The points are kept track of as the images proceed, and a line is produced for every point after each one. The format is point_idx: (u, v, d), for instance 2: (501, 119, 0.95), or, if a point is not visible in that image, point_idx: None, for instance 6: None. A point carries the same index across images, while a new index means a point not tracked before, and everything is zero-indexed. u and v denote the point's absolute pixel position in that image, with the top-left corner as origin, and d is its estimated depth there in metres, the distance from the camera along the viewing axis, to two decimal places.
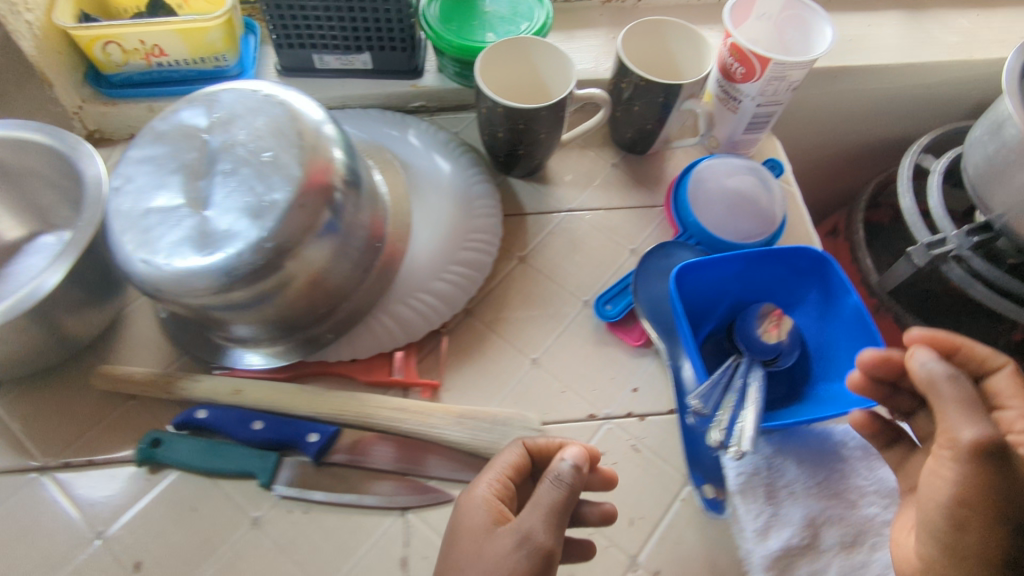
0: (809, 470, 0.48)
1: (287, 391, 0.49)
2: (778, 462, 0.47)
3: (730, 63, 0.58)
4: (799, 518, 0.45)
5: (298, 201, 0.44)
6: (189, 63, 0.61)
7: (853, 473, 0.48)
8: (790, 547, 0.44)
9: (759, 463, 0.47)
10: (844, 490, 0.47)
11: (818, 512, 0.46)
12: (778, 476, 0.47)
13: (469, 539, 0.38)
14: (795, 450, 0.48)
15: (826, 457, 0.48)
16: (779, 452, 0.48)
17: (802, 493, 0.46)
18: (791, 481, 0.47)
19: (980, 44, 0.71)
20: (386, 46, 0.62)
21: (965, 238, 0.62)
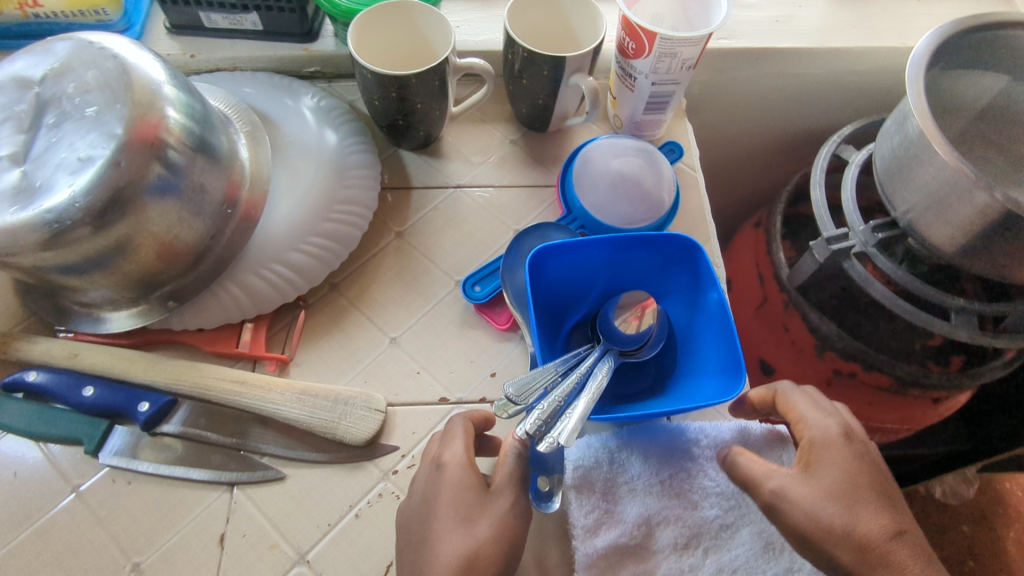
0: (655, 467, 0.46)
1: (126, 358, 0.48)
2: (623, 458, 0.46)
3: (623, 38, 0.55)
4: (633, 516, 0.44)
5: (115, 158, 0.42)
6: (67, 16, 0.59)
7: (699, 471, 0.46)
8: (616, 545, 0.43)
9: (602, 458, 0.46)
10: (687, 489, 0.45)
11: (654, 510, 0.45)
12: (620, 472, 0.46)
13: (453, 499, 0.39)
14: (645, 445, 0.47)
15: (676, 453, 0.47)
16: (627, 446, 0.47)
17: (641, 491, 0.45)
18: (633, 478, 0.46)
19: (912, 31, 0.67)
20: (273, 7, 0.60)
21: (867, 233, 0.59)
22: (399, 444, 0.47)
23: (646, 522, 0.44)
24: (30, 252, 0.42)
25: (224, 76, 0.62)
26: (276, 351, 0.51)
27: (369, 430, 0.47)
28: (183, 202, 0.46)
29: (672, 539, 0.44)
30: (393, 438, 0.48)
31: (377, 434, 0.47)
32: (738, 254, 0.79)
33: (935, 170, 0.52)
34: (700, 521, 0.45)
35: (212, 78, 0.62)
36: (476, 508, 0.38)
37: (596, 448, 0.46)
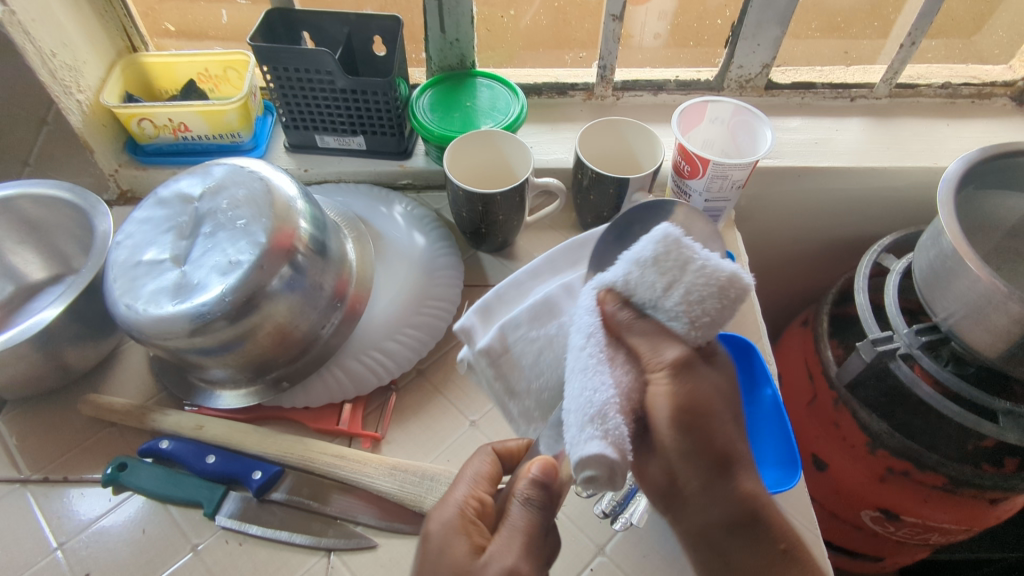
0: (701, 300, 0.35)
1: (242, 431, 0.55)
2: (666, 281, 0.36)
3: (679, 161, 0.63)
4: (629, 287, 0.37)
5: (259, 262, 0.51)
6: (209, 138, 0.71)
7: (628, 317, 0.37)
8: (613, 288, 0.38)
9: (665, 250, 0.35)
10: (637, 325, 0.37)
11: (621, 277, 0.37)
12: (651, 268, 0.36)
13: (451, 559, 0.38)
14: (710, 272, 0.34)
15: (726, 304, 0.35)
16: (674, 268, 0.35)
17: (643, 302, 0.37)
18: (661, 303, 0.37)
19: (942, 152, 0.74)
20: (379, 132, 0.71)
21: (910, 336, 0.63)
22: None
23: (675, 246, 0.35)
24: (180, 338, 0.50)
25: (332, 188, 0.73)
26: (369, 429, 0.57)
27: None
28: (302, 295, 0.54)
29: (602, 351, 0.37)
30: None
31: None
32: (786, 352, 0.82)
33: (968, 281, 0.57)
34: (605, 381, 0.35)
35: (322, 189, 0.72)
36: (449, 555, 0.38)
37: (664, 239, 0.35)
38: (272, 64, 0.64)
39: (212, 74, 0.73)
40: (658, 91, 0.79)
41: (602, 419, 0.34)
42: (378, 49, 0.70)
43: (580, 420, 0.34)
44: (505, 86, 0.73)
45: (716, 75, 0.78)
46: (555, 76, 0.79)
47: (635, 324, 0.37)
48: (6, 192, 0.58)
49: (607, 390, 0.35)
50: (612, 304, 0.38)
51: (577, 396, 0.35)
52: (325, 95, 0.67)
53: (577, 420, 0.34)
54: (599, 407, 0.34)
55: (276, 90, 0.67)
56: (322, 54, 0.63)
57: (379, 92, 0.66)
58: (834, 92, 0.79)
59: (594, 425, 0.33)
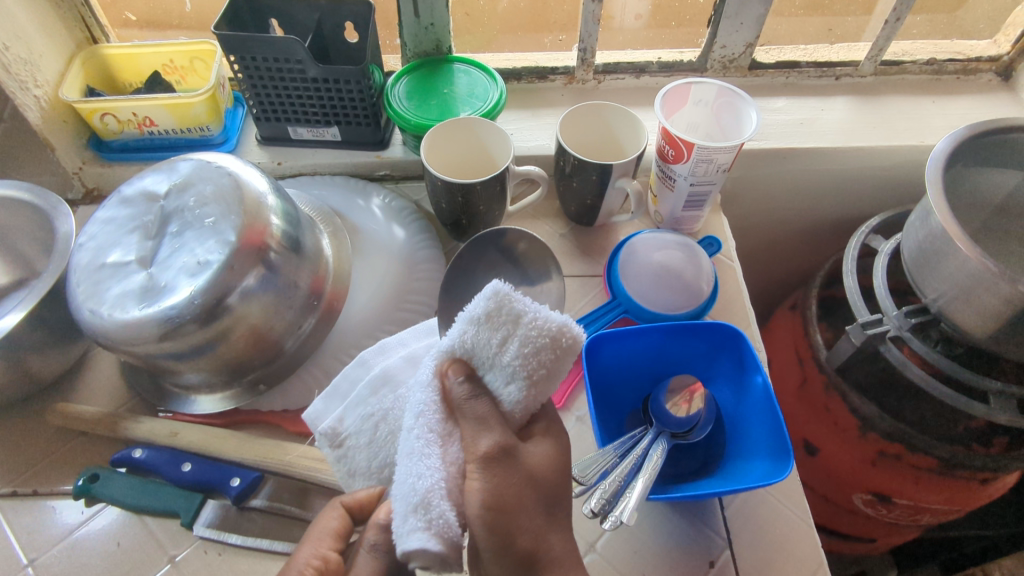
0: (534, 361, 0.33)
1: (219, 436, 0.53)
2: (500, 342, 0.34)
3: (663, 145, 0.62)
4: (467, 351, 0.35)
5: (229, 261, 0.49)
6: (177, 132, 0.68)
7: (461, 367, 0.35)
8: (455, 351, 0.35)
9: (490, 310, 0.33)
10: (477, 399, 0.34)
11: (456, 340, 0.35)
12: (484, 327, 0.34)
13: None
14: (537, 327, 0.33)
15: (553, 363, 0.33)
16: (506, 327, 0.33)
17: (480, 365, 0.35)
18: (497, 366, 0.34)
19: (928, 130, 0.73)
20: (353, 122, 0.69)
21: (900, 318, 0.62)
22: None
23: (505, 304, 0.33)
24: (148, 343, 0.48)
25: (308, 181, 0.71)
26: None
27: None
28: (277, 295, 0.52)
29: (432, 429, 0.34)
30: None
31: None
32: (775, 337, 0.81)
33: (957, 263, 0.56)
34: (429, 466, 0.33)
35: (297, 182, 0.70)
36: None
37: (491, 299, 0.33)
38: (239, 54, 0.62)
39: (177, 65, 0.70)
40: (641, 73, 0.77)
41: (425, 507, 0.32)
42: (351, 35, 0.67)
43: (403, 509, 0.32)
44: (483, 71, 0.71)
45: (699, 56, 0.76)
46: (535, 60, 0.77)
47: (474, 397, 0.34)
48: None
49: (432, 474, 0.33)
50: (453, 375, 0.35)
51: (403, 480, 0.33)
52: (295, 85, 0.65)
53: (402, 507, 0.32)
54: (422, 493, 0.32)
55: (244, 80, 0.65)
56: (290, 42, 0.60)
57: (352, 80, 0.64)
58: (819, 70, 0.78)
59: (417, 515, 0.31)
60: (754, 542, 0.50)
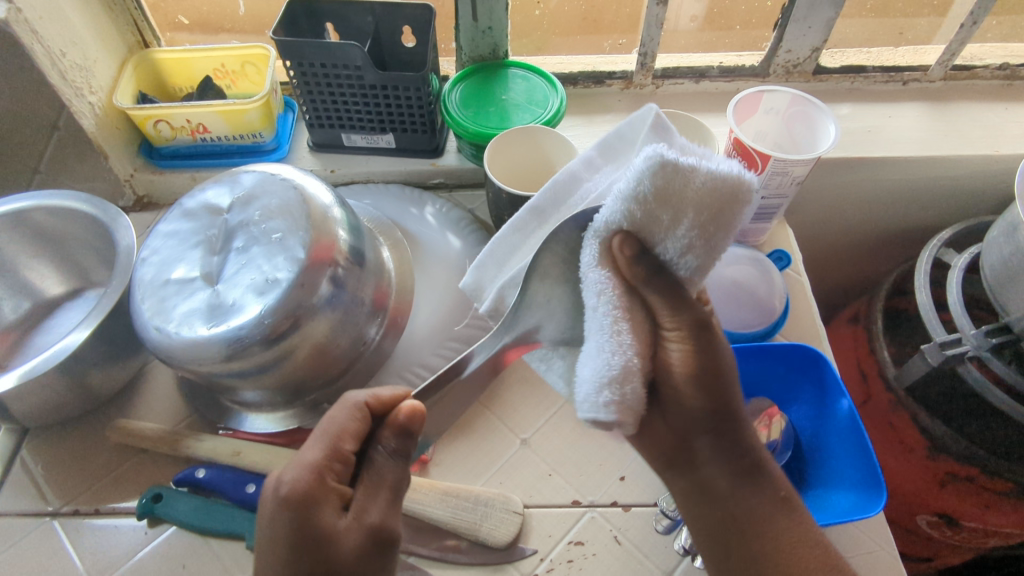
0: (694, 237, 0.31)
1: (283, 456, 0.51)
2: (661, 211, 0.32)
3: (735, 156, 0.59)
4: (623, 216, 0.33)
5: (299, 279, 0.47)
6: (229, 138, 0.67)
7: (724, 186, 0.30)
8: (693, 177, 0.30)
9: (667, 169, 0.30)
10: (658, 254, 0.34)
11: (620, 215, 0.33)
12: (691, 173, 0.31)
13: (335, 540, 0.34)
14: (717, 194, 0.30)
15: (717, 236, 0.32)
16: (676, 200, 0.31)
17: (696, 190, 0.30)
18: (658, 231, 0.33)
19: (1004, 139, 0.70)
20: (409, 129, 0.67)
21: (979, 337, 0.60)
22: (536, 547, 0.49)
23: (669, 169, 0.30)
24: (217, 362, 0.47)
25: (360, 189, 0.69)
26: None
27: (509, 532, 0.48)
28: (342, 311, 0.51)
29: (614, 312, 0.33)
30: (530, 541, 0.49)
31: (516, 536, 0.49)
32: (836, 350, 0.78)
33: None
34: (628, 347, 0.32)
35: (353, 190, 0.69)
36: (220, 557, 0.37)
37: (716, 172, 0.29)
38: (296, 59, 0.60)
39: (228, 69, 0.69)
40: (701, 78, 0.74)
41: (621, 382, 0.31)
42: (406, 40, 0.65)
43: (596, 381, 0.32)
44: (541, 77, 0.69)
45: (762, 60, 0.74)
46: (592, 64, 0.74)
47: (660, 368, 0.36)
48: (16, 205, 0.54)
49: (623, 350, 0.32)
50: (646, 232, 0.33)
51: (590, 360, 0.32)
52: (353, 91, 0.63)
53: (590, 379, 0.32)
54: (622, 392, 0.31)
55: (299, 86, 0.63)
56: (350, 47, 0.59)
57: (411, 86, 0.62)
58: (886, 75, 0.75)
59: (604, 386, 0.31)
60: None
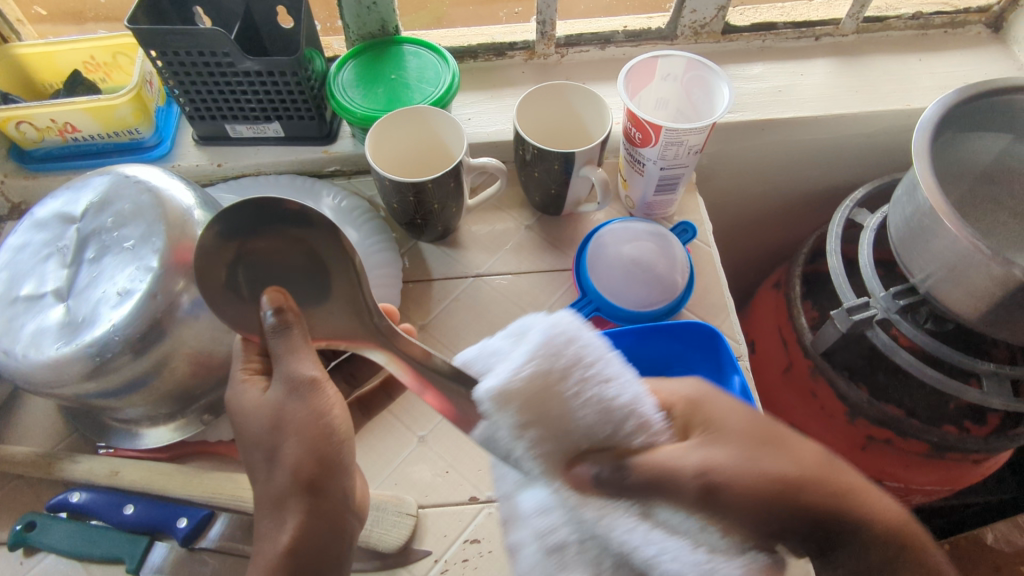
0: (603, 393, 0.32)
1: (162, 473, 0.49)
2: (560, 404, 0.32)
3: (629, 128, 0.57)
4: (531, 434, 0.32)
5: (152, 290, 0.44)
6: (103, 137, 0.63)
7: (549, 352, 0.32)
8: (528, 370, 0.32)
9: (548, 352, 0.32)
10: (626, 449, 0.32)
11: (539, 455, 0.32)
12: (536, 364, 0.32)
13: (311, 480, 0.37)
14: (579, 353, 0.32)
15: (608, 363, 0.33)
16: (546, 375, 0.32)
17: (562, 383, 0.32)
18: (570, 414, 0.32)
19: (917, 93, 0.69)
20: (295, 117, 0.63)
21: (886, 300, 0.59)
22: (430, 549, 0.48)
23: (552, 347, 0.32)
24: (73, 384, 0.44)
25: (249, 182, 0.66)
26: None
27: (401, 537, 0.47)
28: (215, 317, 0.48)
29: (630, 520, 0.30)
30: (424, 543, 0.48)
31: (408, 540, 0.47)
32: (757, 317, 0.78)
33: (945, 242, 0.52)
34: (684, 541, 0.30)
35: (236, 184, 0.65)
36: (262, 406, 0.39)
37: (553, 337, 0.32)
38: (159, 48, 0.56)
39: (100, 61, 0.64)
40: (606, 44, 0.71)
41: None
42: (284, 20, 0.61)
43: None
44: (433, 53, 0.65)
45: (668, 22, 0.71)
46: (490, 35, 0.71)
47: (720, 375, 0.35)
48: None
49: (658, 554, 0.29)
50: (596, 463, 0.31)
51: None
52: (227, 79, 0.59)
53: None
54: None
55: (169, 76, 0.59)
56: (214, 32, 0.55)
57: (287, 71, 0.58)
58: (797, 31, 0.72)
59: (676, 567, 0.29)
60: None
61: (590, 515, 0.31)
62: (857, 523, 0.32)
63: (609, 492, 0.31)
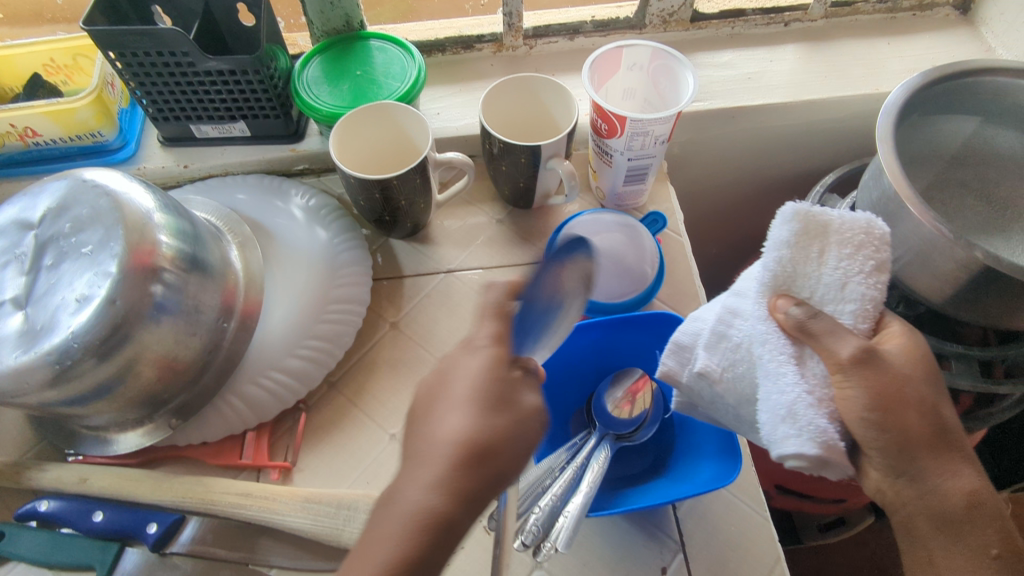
0: (868, 262, 0.38)
1: (131, 478, 0.49)
2: (797, 270, 0.39)
3: (596, 120, 0.56)
4: (766, 304, 0.40)
5: (111, 296, 0.44)
6: (65, 141, 0.62)
7: (813, 216, 0.39)
8: (787, 235, 0.39)
9: (807, 218, 0.39)
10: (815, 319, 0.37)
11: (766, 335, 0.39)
12: (792, 239, 0.39)
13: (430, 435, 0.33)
14: (851, 227, 0.38)
15: (830, 235, 0.39)
16: (818, 232, 0.39)
17: (809, 246, 0.39)
18: (814, 281, 0.39)
19: (885, 77, 0.69)
20: (260, 115, 0.63)
21: None
22: None
23: (812, 213, 0.39)
24: (34, 392, 0.44)
25: (215, 183, 0.64)
26: (278, 459, 0.52)
27: None
28: (179, 321, 0.48)
29: (799, 377, 0.37)
30: None
31: None
32: None
33: (910, 226, 0.52)
34: (806, 385, 0.37)
35: (202, 185, 0.64)
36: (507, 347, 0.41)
37: (784, 219, 0.39)
38: (117, 50, 0.55)
39: (60, 64, 0.63)
40: (575, 34, 0.70)
41: (794, 418, 0.36)
42: (245, 17, 0.60)
43: (772, 420, 0.37)
44: (398, 47, 0.64)
45: (636, 11, 0.70)
46: (457, 27, 0.70)
47: (816, 316, 0.38)
48: None
49: (795, 388, 0.37)
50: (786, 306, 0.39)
51: (784, 425, 0.36)
52: (189, 79, 0.58)
53: (770, 419, 0.37)
54: (805, 424, 0.36)
55: (129, 78, 0.58)
56: (172, 32, 0.54)
57: (249, 69, 0.57)
58: (766, 17, 0.72)
59: (789, 424, 0.36)
60: (710, 542, 0.48)
61: (781, 376, 0.37)
62: (918, 440, 0.37)
63: (802, 332, 0.38)
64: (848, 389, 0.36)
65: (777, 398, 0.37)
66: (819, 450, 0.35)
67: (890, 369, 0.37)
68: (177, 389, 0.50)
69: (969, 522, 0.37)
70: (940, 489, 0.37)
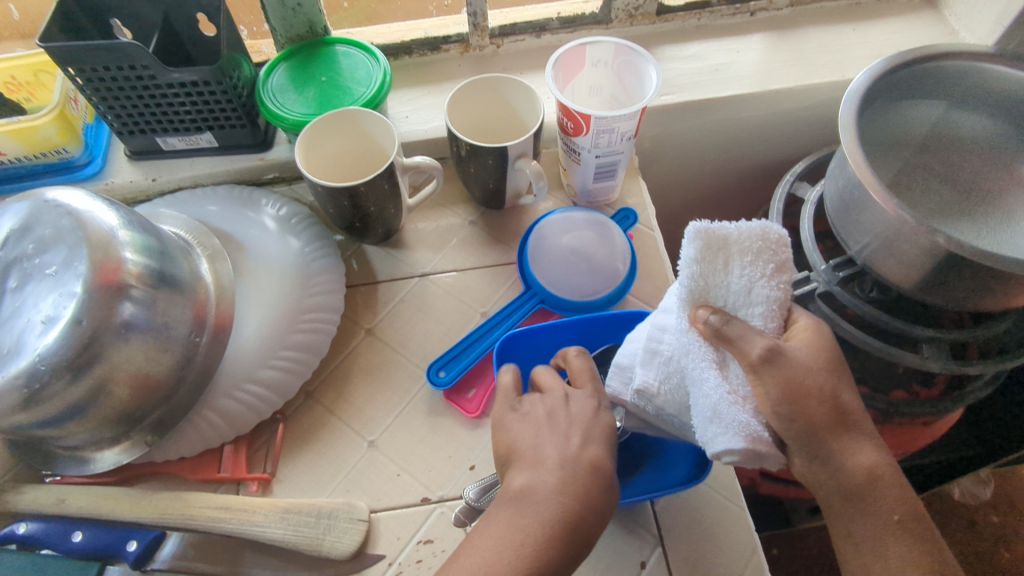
0: (768, 266, 0.40)
1: (111, 497, 0.50)
2: (704, 284, 0.40)
3: (563, 118, 0.56)
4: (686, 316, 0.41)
5: (77, 316, 0.43)
6: (30, 158, 0.61)
7: (716, 236, 0.39)
8: (693, 255, 0.39)
9: (708, 237, 0.39)
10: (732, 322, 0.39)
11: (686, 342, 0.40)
12: (700, 260, 0.39)
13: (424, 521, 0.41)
14: (749, 237, 0.39)
15: (731, 250, 0.40)
16: (722, 249, 0.39)
17: (711, 262, 0.40)
18: (725, 289, 0.40)
19: (851, 64, 0.69)
20: (226, 126, 0.62)
21: (827, 272, 0.60)
22: (384, 552, 0.48)
23: (714, 232, 0.39)
24: (4, 416, 0.43)
25: (184, 195, 0.64)
26: (257, 471, 0.52)
27: (354, 543, 0.47)
28: (150, 337, 0.48)
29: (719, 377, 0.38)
30: (378, 547, 0.48)
31: (362, 545, 0.48)
32: None
33: (876, 213, 0.52)
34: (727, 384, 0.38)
35: (171, 197, 0.63)
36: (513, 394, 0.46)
37: (688, 239, 0.39)
38: (76, 66, 0.54)
39: (21, 80, 0.63)
40: (541, 32, 0.70)
41: (719, 417, 0.37)
42: (206, 27, 0.60)
43: (702, 422, 0.37)
44: (363, 52, 0.64)
45: (601, 6, 0.70)
46: (423, 29, 0.70)
47: (731, 321, 0.39)
48: None
49: (718, 390, 0.38)
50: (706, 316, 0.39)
51: (710, 426, 0.37)
52: (151, 93, 0.58)
53: (700, 422, 0.38)
54: (727, 421, 0.36)
55: (90, 93, 0.57)
56: (130, 46, 0.53)
57: (211, 80, 0.57)
58: (732, 8, 0.72)
59: (715, 425, 0.37)
60: (686, 535, 0.48)
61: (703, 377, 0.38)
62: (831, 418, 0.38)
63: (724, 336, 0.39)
64: (765, 386, 0.38)
65: (700, 399, 0.38)
66: (745, 443, 0.36)
67: (801, 362, 0.39)
68: (152, 406, 0.50)
69: (875, 493, 0.38)
70: (853, 464, 0.39)
